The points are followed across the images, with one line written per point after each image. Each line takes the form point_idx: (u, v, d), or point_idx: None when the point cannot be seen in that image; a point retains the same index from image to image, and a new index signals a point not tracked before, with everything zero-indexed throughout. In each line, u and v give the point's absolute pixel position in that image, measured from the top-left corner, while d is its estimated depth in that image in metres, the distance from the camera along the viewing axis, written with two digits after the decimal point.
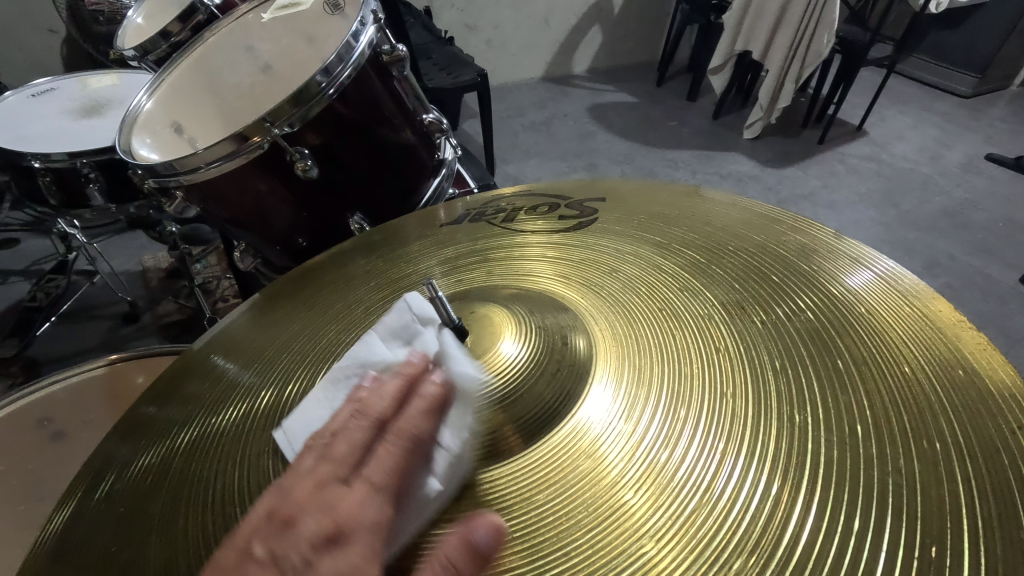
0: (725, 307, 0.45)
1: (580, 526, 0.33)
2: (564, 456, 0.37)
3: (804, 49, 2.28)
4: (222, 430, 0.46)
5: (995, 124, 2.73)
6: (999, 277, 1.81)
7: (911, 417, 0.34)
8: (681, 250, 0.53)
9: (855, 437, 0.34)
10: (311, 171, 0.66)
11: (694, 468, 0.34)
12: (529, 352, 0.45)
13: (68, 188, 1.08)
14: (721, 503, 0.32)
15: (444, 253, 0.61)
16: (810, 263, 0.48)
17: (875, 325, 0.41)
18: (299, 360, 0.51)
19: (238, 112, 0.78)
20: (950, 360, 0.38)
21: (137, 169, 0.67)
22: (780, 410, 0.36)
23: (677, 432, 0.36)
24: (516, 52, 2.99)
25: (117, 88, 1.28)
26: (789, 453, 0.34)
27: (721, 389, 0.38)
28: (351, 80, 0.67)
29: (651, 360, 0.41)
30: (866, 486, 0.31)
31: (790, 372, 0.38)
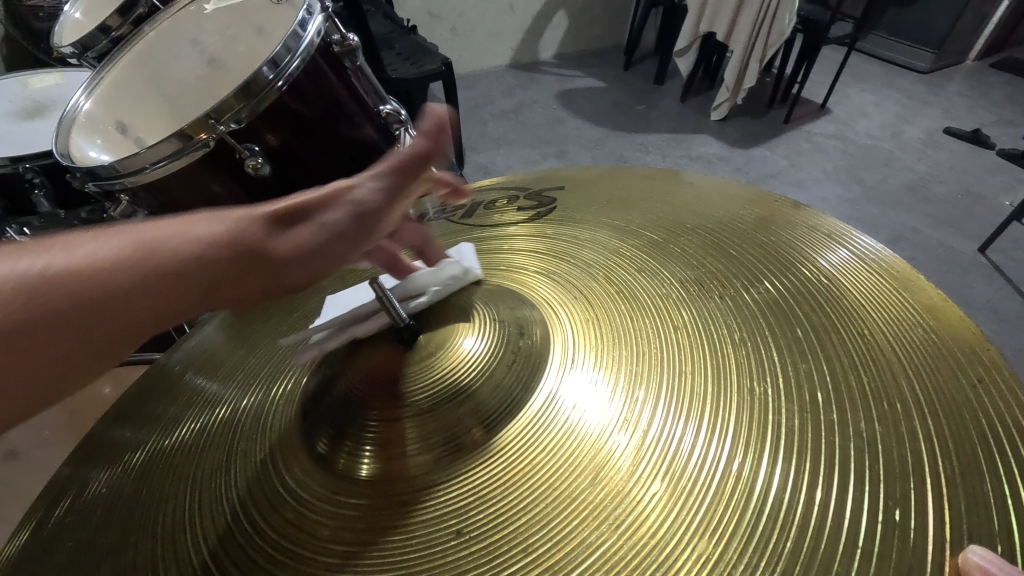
0: (686, 283, 0.45)
1: (537, 522, 0.33)
2: (521, 449, 0.37)
3: (766, 29, 2.30)
4: (178, 446, 0.46)
5: (953, 98, 2.80)
6: (960, 248, 1.86)
7: (872, 379, 0.36)
8: (640, 230, 0.53)
9: (816, 405, 0.35)
10: (262, 168, 0.64)
11: (656, 448, 0.35)
12: (488, 349, 0.43)
13: (12, 195, 1.03)
14: (687, 481, 0.33)
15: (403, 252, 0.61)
16: (770, 235, 0.50)
17: (833, 291, 0.43)
18: (262, 373, 0.51)
19: (185, 106, 0.74)
20: (907, 319, 0.40)
21: (76, 172, 0.63)
22: (739, 383, 0.37)
23: (640, 413, 0.37)
24: (482, 40, 2.96)
25: (60, 87, 1.22)
26: (748, 427, 0.35)
27: (678, 364, 0.39)
28: (301, 71, 0.64)
29: (610, 344, 0.42)
30: (826, 456, 0.32)
31: (748, 345, 0.39)
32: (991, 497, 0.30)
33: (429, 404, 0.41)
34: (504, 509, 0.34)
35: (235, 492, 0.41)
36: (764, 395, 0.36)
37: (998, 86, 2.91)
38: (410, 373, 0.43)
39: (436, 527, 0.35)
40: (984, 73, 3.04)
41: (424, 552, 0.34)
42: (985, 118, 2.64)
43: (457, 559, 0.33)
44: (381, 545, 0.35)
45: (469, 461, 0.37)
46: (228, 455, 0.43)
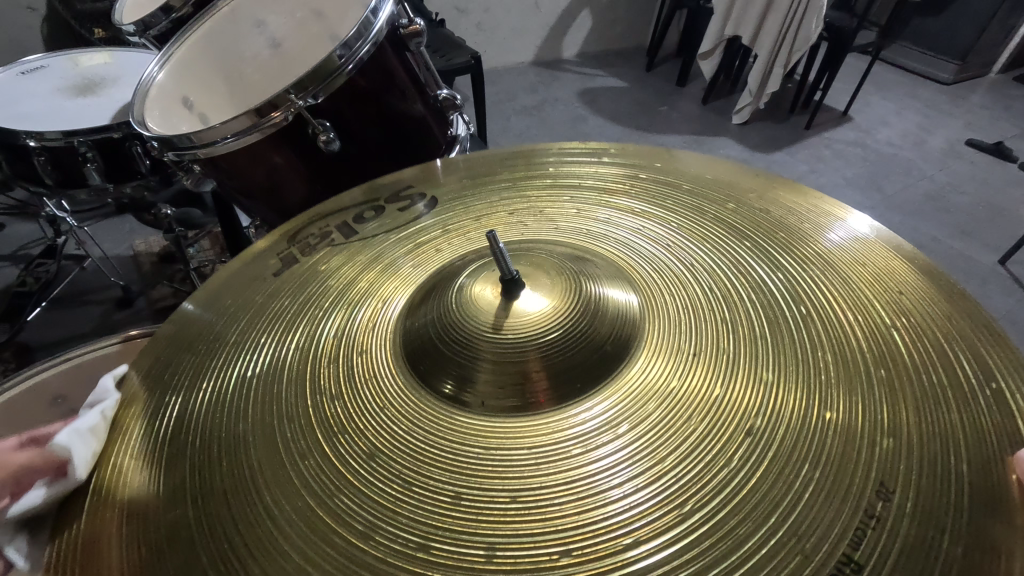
0: (739, 264, 0.51)
1: (657, 464, 0.37)
2: (621, 411, 0.41)
3: (792, 35, 2.31)
4: (254, 377, 0.48)
5: (975, 110, 2.80)
6: (979, 259, 1.87)
7: (916, 352, 0.41)
8: (689, 222, 0.56)
9: (876, 375, 0.40)
10: (333, 144, 0.66)
11: (751, 428, 0.38)
12: (560, 307, 0.47)
13: (65, 168, 1.06)
14: (780, 467, 0.36)
15: (455, 211, 0.64)
16: (802, 225, 0.54)
17: (874, 279, 0.47)
18: (327, 305, 0.54)
19: (250, 89, 0.78)
20: (934, 291, 0.46)
21: (152, 142, 0.66)
22: (812, 359, 0.41)
23: (731, 390, 0.40)
24: (506, 36, 2.99)
25: (108, 66, 1.25)
26: (830, 398, 0.39)
27: (754, 346, 0.43)
28: (369, 56, 0.67)
29: (686, 325, 0.45)
30: (898, 416, 0.37)
31: (811, 326, 0.44)
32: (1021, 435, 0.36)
33: (508, 347, 0.46)
34: (603, 468, 0.38)
35: (325, 428, 0.43)
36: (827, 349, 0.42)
37: (1020, 99, 2.91)
38: (502, 321, 0.46)
39: (559, 471, 0.38)
40: (1007, 86, 3.04)
41: (544, 498, 0.37)
42: (1008, 130, 2.64)
43: (588, 489, 0.37)
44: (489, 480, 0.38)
45: (554, 418, 0.42)
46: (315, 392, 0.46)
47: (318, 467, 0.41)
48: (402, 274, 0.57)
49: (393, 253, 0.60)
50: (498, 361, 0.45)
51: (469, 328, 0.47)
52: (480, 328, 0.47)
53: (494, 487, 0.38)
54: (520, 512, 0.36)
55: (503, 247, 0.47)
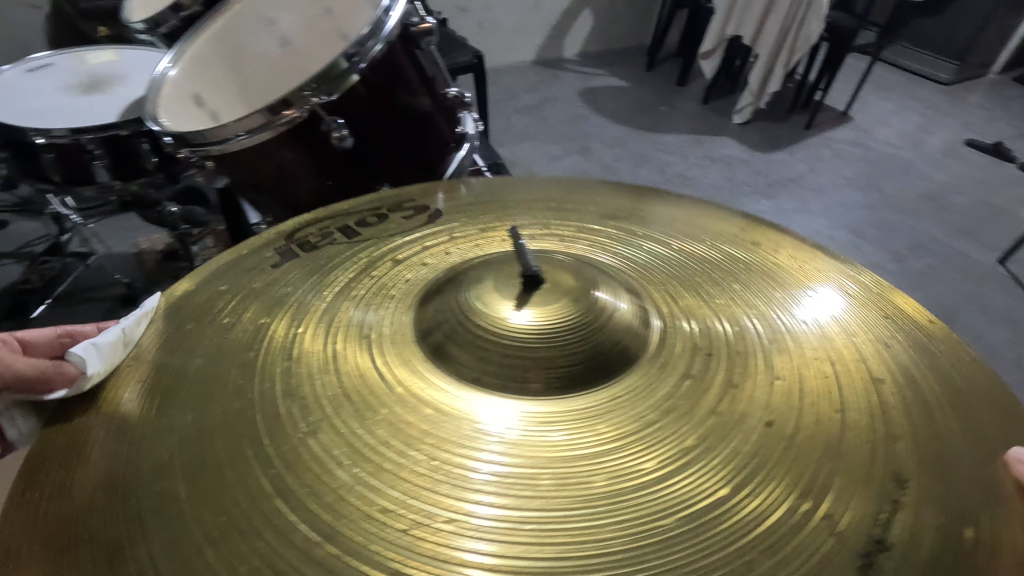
0: (746, 287, 0.51)
1: (687, 503, 0.35)
2: (642, 440, 0.39)
3: (793, 34, 2.32)
4: (240, 385, 0.43)
5: (974, 110, 2.81)
6: (978, 258, 1.88)
7: (923, 401, 0.42)
8: (695, 253, 0.56)
9: (891, 422, 0.40)
10: (346, 140, 0.68)
11: (779, 474, 0.37)
12: (567, 319, 0.46)
13: (72, 165, 1.07)
14: (811, 519, 0.35)
15: (458, 221, 0.60)
16: (803, 266, 0.55)
17: (876, 326, 0.48)
18: (321, 304, 0.50)
19: (260, 87, 0.78)
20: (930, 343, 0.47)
21: (166, 137, 0.67)
22: (829, 400, 0.41)
23: (755, 431, 0.39)
24: (507, 35, 2.99)
25: (115, 63, 1.26)
26: (851, 443, 0.38)
27: (773, 382, 0.42)
28: (381, 54, 0.68)
29: (703, 355, 0.44)
30: (915, 467, 0.37)
31: (825, 367, 0.44)
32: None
33: (502, 349, 0.44)
34: (631, 504, 0.35)
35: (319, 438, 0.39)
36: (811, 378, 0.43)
37: (1019, 100, 2.92)
38: (513, 323, 0.45)
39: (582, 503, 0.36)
40: (1005, 86, 3.06)
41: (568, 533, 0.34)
42: (1006, 130, 2.66)
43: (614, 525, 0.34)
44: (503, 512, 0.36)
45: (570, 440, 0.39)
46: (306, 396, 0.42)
47: (280, 448, 0.38)
48: (409, 263, 0.55)
49: (390, 250, 0.56)
50: (485, 364, 0.44)
51: (478, 333, 0.45)
52: (477, 328, 0.45)
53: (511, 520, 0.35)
54: (469, 510, 0.35)
55: (523, 243, 0.49)
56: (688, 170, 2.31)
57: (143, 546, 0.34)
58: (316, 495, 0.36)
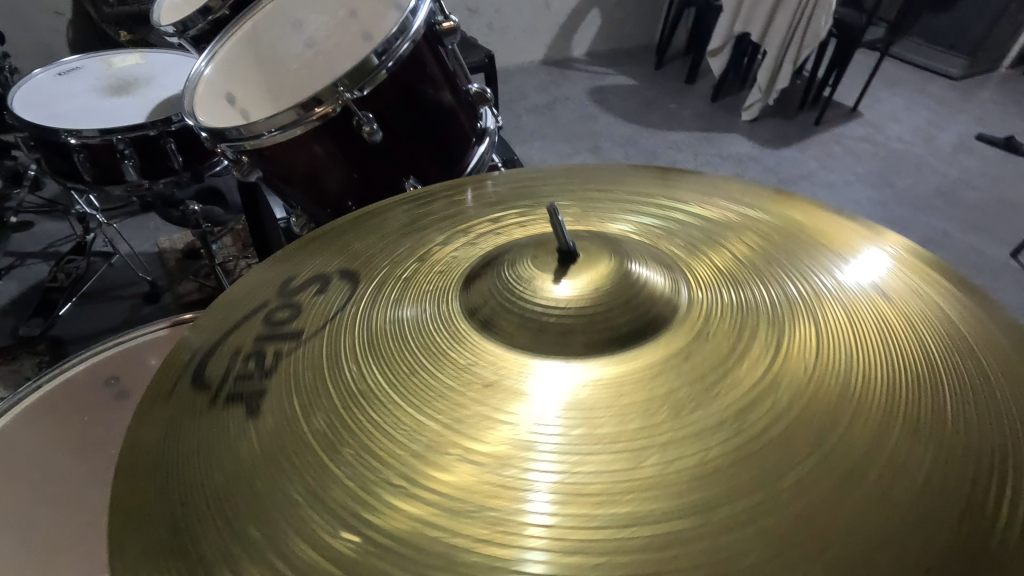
0: (807, 258, 0.46)
1: (748, 501, 0.30)
2: (689, 423, 0.33)
3: (802, 31, 2.33)
4: (249, 380, 0.41)
5: (986, 105, 2.80)
6: (991, 254, 1.88)
7: (995, 375, 0.37)
8: (723, 226, 0.51)
9: (968, 401, 0.35)
10: (376, 135, 0.70)
11: (848, 464, 0.31)
12: (594, 290, 0.42)
13: (103, 164, 1.11)
14: (891, 518, 0.30)
15: (482, 200, 0.59)
16: (842, 233, 0.50)
17: (932, 294, 0.44)
18: (336, 290, 0.47)
19: (288, 90, 0.82)
20: (986, 314, 0.43)
21: (202, 133, 0.70)
22: (895, 377, 0.36)
23: (818, 414, 0.33)
24: (517, 35, 3.02)
25: (140, 66, 1.29)
26: (926, 425, 0.33)
27: (831, 357, 0.37)
28: (408, 53, 0.71)
29: (750, 328, 0.39)
30: (997, 452, 0.33)
31: (886, 339, 0.38)
32: None
33: (534, 336, 0.40)
34: (679, 496, 0.30)
35: (328, 440, 0.36)
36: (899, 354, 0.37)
37: None
38: (546, 298, 0.42)
39: (620, 497, 0.31)
40: (1018, 81, 3.05)
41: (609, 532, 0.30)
42: (1019, 125, 2.65)
43: (661, 525, 0.30)
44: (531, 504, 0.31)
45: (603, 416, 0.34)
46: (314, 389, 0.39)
47: (311, 462, 0.35)
48: (443, 246, 0.51)
49: (413, 234, 0.54)
50: (516, 349, 0.39)
51: (504, 308, 0.42)
52: (508, 316, 0.41)
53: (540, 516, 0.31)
54: (506, 509, 0.31)
55: (560, 218, 0.43)
56: (698, 167, 2.33)
57: (186, 570, 0.33)
58: (346, 505, 0.33)
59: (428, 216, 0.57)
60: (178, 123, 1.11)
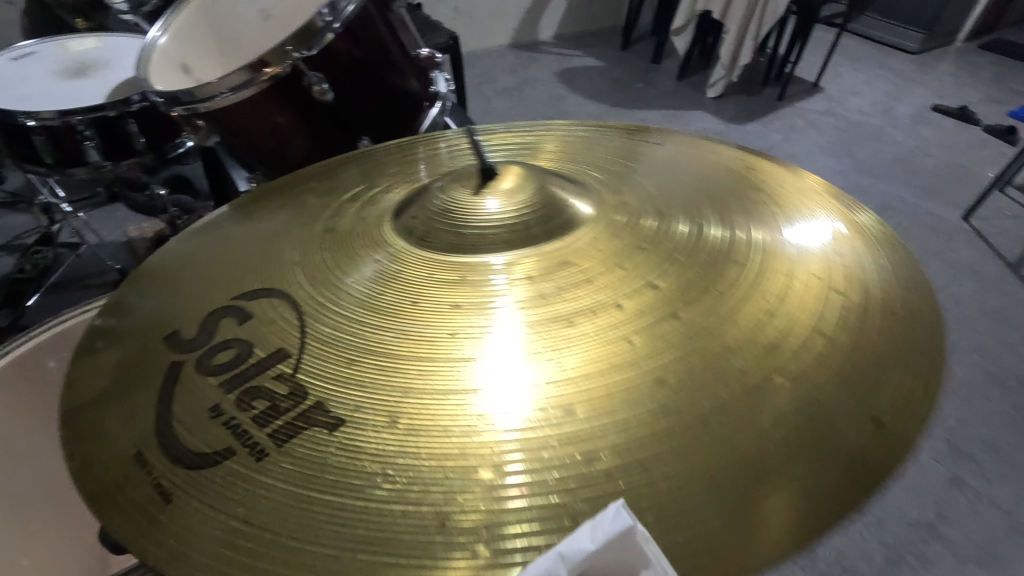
0: (697, 199, 0.53)
1: (655, 368, 0.39)
2: (603, 316, 0.42)
3: (761, 8, 2.38)
4: (231, 315, 0.47)
5: (941, 78, 2.90)
6: (945, 216, 1.96)
7: (834, 253, 0.48)
8: (623, 167, 0.60)
9: (815, 276, 0.45)
10: (327, 95, 0.73)
11: (726, 339, 0.40)
12: (516, 207, 0.51)
13: (63, 146, 1.11)
14: (760, 371, 0.39)
15: (416, 150, 0.68)
16: (718, 164, 0.60)
17: (791, 201, 0.54)
18: (301, 231, 0.55)
19: (238, 52, 0.82)
20: (828, 209, 0.54)
21: (158, 99, 0.71)
22: (761, 267, 0.45)
23: (701, 303, 0.43)
24: (484, 19, 3.03)
25: (99, 50, 1.29)
26: (784, 301, 0.43)
27: (709, 259, 0.46)
28: (354, 14, 0.73)
29: (648, 240, 0.47)
30: (836, 310, 0.43)
31: (753, 240, 0.48)
32: (910, 312, 0.44)
33: (466, 263, 0.47)
34: (599, 366, 0.40)
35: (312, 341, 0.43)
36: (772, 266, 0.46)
37: (984, 66, 3.01)
38: (474, 206, 0.51)
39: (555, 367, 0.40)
40: (971, 53, 3.15)
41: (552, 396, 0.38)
42: (972, 95, 2.74)
43: (590, 386, 0.39)
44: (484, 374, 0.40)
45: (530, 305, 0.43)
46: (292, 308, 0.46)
47: (295, 371, 0.42)
48: (389, 190, 0.59)
49: (361, 181, 0.62)
50: (450, 276, 0.46)
51: (442, 224, 0.50)
52: (439, 248, 0.49)
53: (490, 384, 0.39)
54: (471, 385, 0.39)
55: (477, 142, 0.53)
56: None
57: (212, 468, 0.39)
58: (338, 391, 0.40)
59: (376, 166, 0.65)
60: (139, 103, 1.11)
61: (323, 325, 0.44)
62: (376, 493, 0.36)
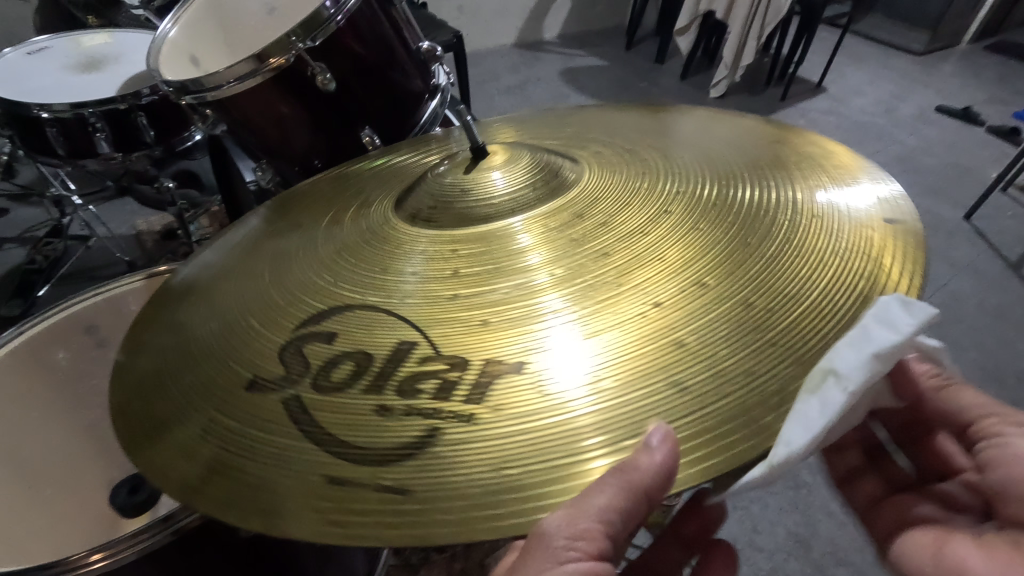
0: (708, 165, 0.52)
1: (654, 287, 0.40)
2: (601, 250, 0.43)
3: (764, 7, 2.39)
4: (260, 287, 0.48)
5: (946, 78, 2.90)
6: (945, 215, 1.96)
7: (811, 179, 0.49)
8: (608, 141, 0.62)
9: (793, 199, 0.47)
10: (330, 85, 0.75)
11: (714, 259, 0.41)
12: (514, 177, 0.52)
13: (75, 137, 1.14)
14: (756, 286, 0.39)
15: (417, 144, 0.71)
16: (692, 129, 0.63)
17: (767, 149, 0.56)
18: (323, 220, 0.56)
19: (246, 44, 0.85)
20: (800, 149, 0.56)
21: (169, 87, 0.74)
22: (741, 200, 0.47)
23: (688, 233, 0.44)
24: (488, 18, 3.06)
25: (110, 45, 1.32)
26: (768, 224, 0.44)
27: (690, 198, 0.47)
28: (356, 7, 0.76)
29: (632, 190, 0.49)
30: (819, 222, 0.44)
31: (731, 180, 0.50)
32: (891, 214, 0.45)
33: (480, 233, 0.47)
34: (601, 288, 0.40)
35: (330, 290, 0.45)
36: (792, 219, 0.44)
37: (989, 67, 3.01)
38: (477, 176, 0.53)
39: (561, 293, 0.40)
40: (977, 54, 3.15)
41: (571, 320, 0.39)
42: (976, 96, 2.74)
43: (598, 306, 0.39)
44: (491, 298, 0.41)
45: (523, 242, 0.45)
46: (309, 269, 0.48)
47: (318, 315, 0.43)
48: (399, 178, 0.62)
49: (373, 175, 0.64)
50: (466, 245, 0.46)
51: (441, 191, 0.53)
52: (449, 223, 0.49)
53: (503, 308, 0.40)
54: (497, 314, 0.40)
55: (471, 121, 0.56)
56: None
57: (269, 421, 0.38)
58: (359, 326, 0.41)
59: (388, 163, 0.67)
60: (148, 97, 1.14)
61: (335, 274, 0.46)
62: (437, 444, 0.34)
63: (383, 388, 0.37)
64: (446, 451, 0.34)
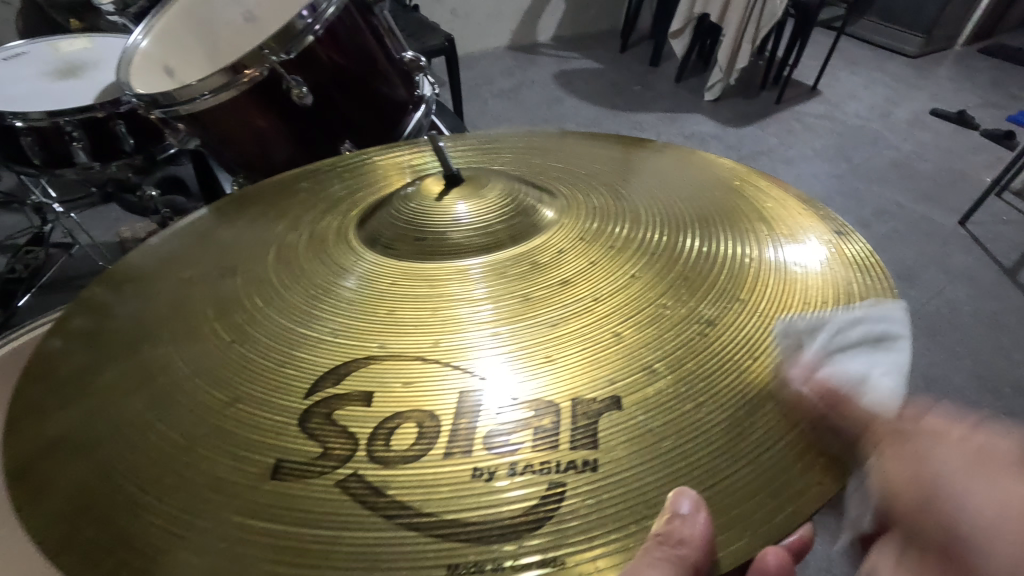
0: (692, 210, 0.50)
1: (638, 348, 0.37)
2: (580, 301, 0.40)
3: (759, 11, 2.37)
4: (202, 322, 0.44)
5: (940, 82, 2.89)
6: (941, 221, 1.94)
7: (795, 236, 0.48)
8: (583, 172, 0.59)
9: (778, 256, 0.45)
10: (306, 98, 0.72)
11: (702, 319, 0.39)
12: (485, 212, 0.49)
13: (52, 146, 1.11)
14: (747, 358, 0.37)
15: (380, 152, 0.67)
16: (672, 165, 0.61)
17: (751, 193, 0.55)
18: (273, 239, 0.52)
19: (222, 53, 0.82)
20: (783, 196, 0.55)
21: (139, 101, 0.71)
22: (728, 253, 0.45)
23: (673, 287, 0.41)
24: (481, 21, 3.03)
25: (90, 51, 1.29)
26: (757, 284, 0.42)
27: (673, 247, 0.45)
28: (335, 17, 0.73)
29: (612, 232, 0.46)
30: (808, 286, 0.42)
31: (715, 231, 0.47)
32: (877, 276, 0.44)
33: (452, 272, 0.44)
34: (580, 345, 0.37)
35: (283, 335, 0.41)
36: (779, 284, 0.42)
37: (983, 70, 3.01)
38: (450, 204, 0.50)
39: (536, 348, 0.37)
40: (970, 58, 3.15)
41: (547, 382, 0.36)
42: (970, 100, 2.74)
43: (574, 365, 0.36)
44: (459, 347, 0.38)
45: (496, 286, 0.42)
46: (259, 306, 0.44)
47: (267, 362, 0.40)
48: (360, 195, 0.58)
49: (331, 188, 0.61)
50: (436, 284, 0.43)
51: (409, 220, 0.49)
52: (416, 259, 0.47)
53: (472, 358, 0.37)
54: (468, 366, 0.37)
55: (442, 145, 0.52)
56: None
57: (204, 489, 0.34)
58: (312, 376, 0.38)
59: (353, 176, 0.63)
60: (127, 105, 1.11)
61: (288, 316, 0.43)
62: (414, 531, 0.31)
63: (349, 457, 0.33)
64: (424, 539, 0.30)
